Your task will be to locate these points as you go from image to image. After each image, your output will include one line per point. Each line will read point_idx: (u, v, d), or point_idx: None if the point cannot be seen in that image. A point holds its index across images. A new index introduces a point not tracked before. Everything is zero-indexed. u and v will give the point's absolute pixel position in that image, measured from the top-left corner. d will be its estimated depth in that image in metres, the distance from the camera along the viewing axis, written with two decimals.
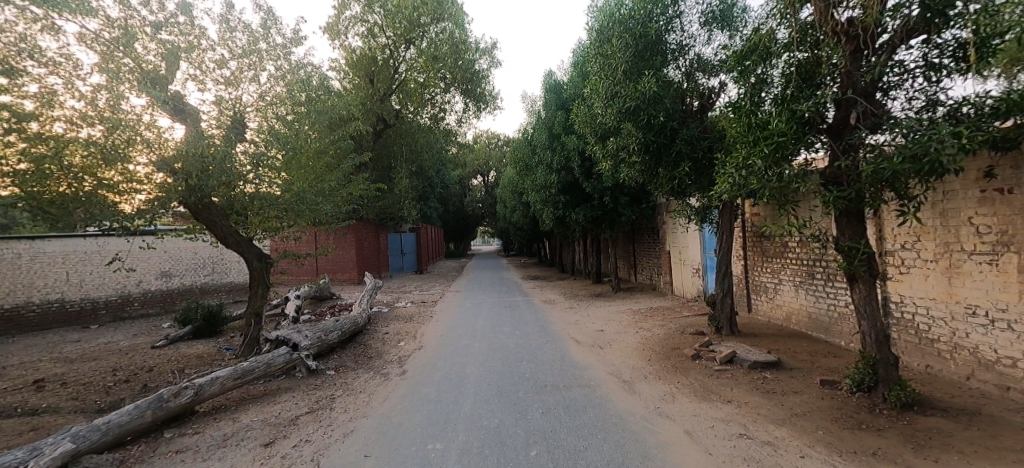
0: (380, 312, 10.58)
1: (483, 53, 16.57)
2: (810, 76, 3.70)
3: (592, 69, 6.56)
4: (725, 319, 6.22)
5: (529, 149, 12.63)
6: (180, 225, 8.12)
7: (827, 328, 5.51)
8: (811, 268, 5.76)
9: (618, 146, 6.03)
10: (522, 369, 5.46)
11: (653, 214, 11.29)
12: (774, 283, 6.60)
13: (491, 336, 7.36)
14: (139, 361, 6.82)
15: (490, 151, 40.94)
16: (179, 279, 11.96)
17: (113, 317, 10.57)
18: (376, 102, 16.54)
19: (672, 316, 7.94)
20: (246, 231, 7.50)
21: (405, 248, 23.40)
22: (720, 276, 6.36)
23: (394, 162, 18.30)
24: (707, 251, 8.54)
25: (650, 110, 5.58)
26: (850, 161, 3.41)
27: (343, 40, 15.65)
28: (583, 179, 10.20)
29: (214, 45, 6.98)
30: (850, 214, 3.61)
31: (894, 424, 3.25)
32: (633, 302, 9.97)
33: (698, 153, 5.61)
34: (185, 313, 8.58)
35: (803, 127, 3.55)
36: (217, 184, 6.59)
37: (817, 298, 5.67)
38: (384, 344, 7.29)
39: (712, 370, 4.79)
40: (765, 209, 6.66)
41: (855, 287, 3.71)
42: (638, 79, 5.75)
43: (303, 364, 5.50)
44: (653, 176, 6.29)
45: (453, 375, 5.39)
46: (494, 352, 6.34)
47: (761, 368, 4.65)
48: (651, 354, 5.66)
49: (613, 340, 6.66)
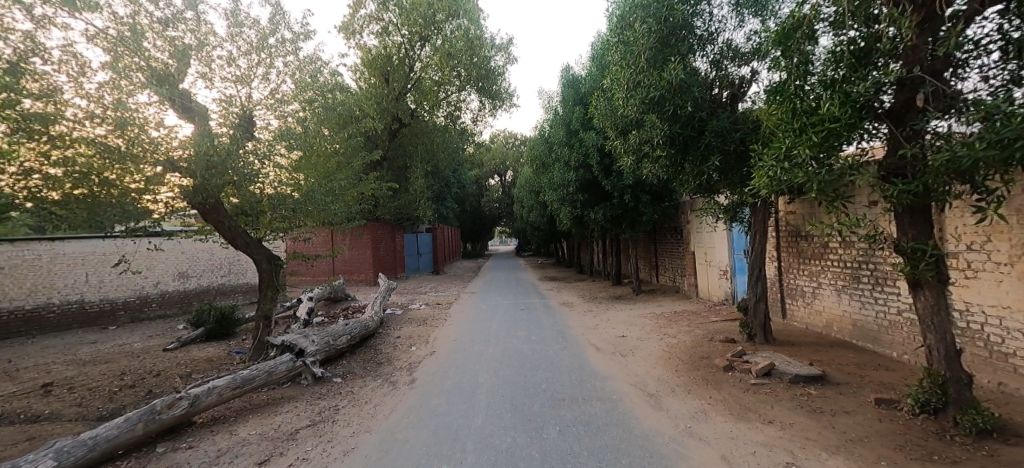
0: (394, 314, 10.37)
1: (499, 49, 16.27)
2: (866, 54, 3.23)
3: (612, 59, 6.17)
4: (759, 325, 5.74)
5: (545, 146, 12.25)
6: (191, 226, 8.03)
7: (876, 338, 4.99)
8: (856, 271, 5.25)
9: (641, 140, 5.61)
10: (537, 379, 5.10)
11: (676, 213, 10.78)
12: (812, 287, 6.08)
13: (506, 341, 7.03)
14: (149, 365, 6.73)
15: (507, 151, 40.65)
16: (196, 280, 12.00)
17: (131, 318, 10.66)
18: (391, 101, 16.42)
19: (698, 321, 7.46)
20: (258, 233, 7.40)
21: (422, 249, 23.30)
22: (753, 280, 5.88)
23: (410, 162, 18.16)
24: (736, 251, 8.03)
25: (676, 100, 5.15)
26: (916, 149, 2.93)
27: (358, 39, 15.57)
28: (602, 176, 9.78)
29: (222, 42, 6.84)
30: (915, 211, 3.13)
31: (972, 455, 2.78)
32: (656, 305, 9.50)
33: (729, 146, 5.13)
34: (198, 315, 8.52)
35: (859, 111, 3.08)
36: (226, 184, 6.44)
37: (864, 304, 5.16)
38: (395, 349, 7.03)
39: (747, 383, 4.34)
40: (802, 206, 6.14)
41: (919, 294, 3.23)
42: (662, 67, 5.32)
43: (309, 371, 5.30)
44: (678, 172, 5.85)
45: (464, 385, 5.08)
46: (509, 359, 6.00)
47: (803, 383, 4.19)
48: (678, 364, 5.23)
49: (635, 348, 6.24)
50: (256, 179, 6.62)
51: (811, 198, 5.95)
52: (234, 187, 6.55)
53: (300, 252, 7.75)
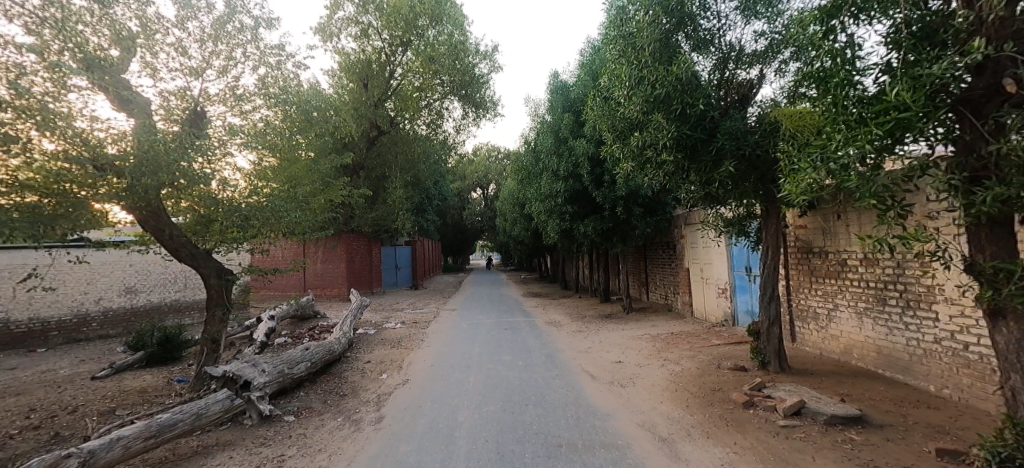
0: (366, 334, 9.49)
1: (483, 57, 15.78)
2: (932, 34, 2.72)
3: (609, 56, 5.65)
4: (773, 352, 5.15)
5: (531, 155, 11.68)
6: (132, 236, 7.05)
7: (907, 368, 4.44)
8: (882, 292, 4.73)
9: (644, 143, 5.04)
10: (528, 417, 4.35)
11: (669, 227, 10.28)
12: (827, 309, 5.55)
13: (490, 368, 6.26)
14: (68, 398, 5.68)
15: (490, 164, 40.16)
16: (145, 295, 10.90)
17: (66, 339, 9.46)
18: (369, 107, 15.68)
19: (699, 344, 6.86)
20: (203, 242, 6.34)
21: (401, 262, 22.33)
22: (765, 300, 5.31)
23: (389, 171, 17.38)
24: (736, 268, 7.56)
25: (686, 98, 4.63)
26: (1006, 147, 2.37)
27: (335, 41, 14.86)
28: (592, 187, 9.22)
29: (171, 27, 6.04)
30: (996, 224, 2.56)
31: None
32: (650, 326, 8.87)
33: (745, 149, 4.59)
34: (138, 337, 7.48)
35: (931, 99, 2.52)
36: (169, 186, 5.56)
37: (892, 329, 4.62)
38: (363, 377, 6.18)
39: (776, 426, 3.68)
40: (815, 220, 5.65)
41: (999, 325, 2.64)
42: (669, 62, 4.81)
43: (255, 409, 4.43)
44: (684, 181, 5.30)
45: (441, 424, 4.28)
46: (494, 391, 5.23)
47: (841, 425, 3.56)
48: (688, 398, 4.57)
49: (635, 376, 5.55)
50: (205, 181, 5.76)
51: (825, 211, 5.46)
52: (178, 189, 5.67)
53: (256, 265, 6.85)
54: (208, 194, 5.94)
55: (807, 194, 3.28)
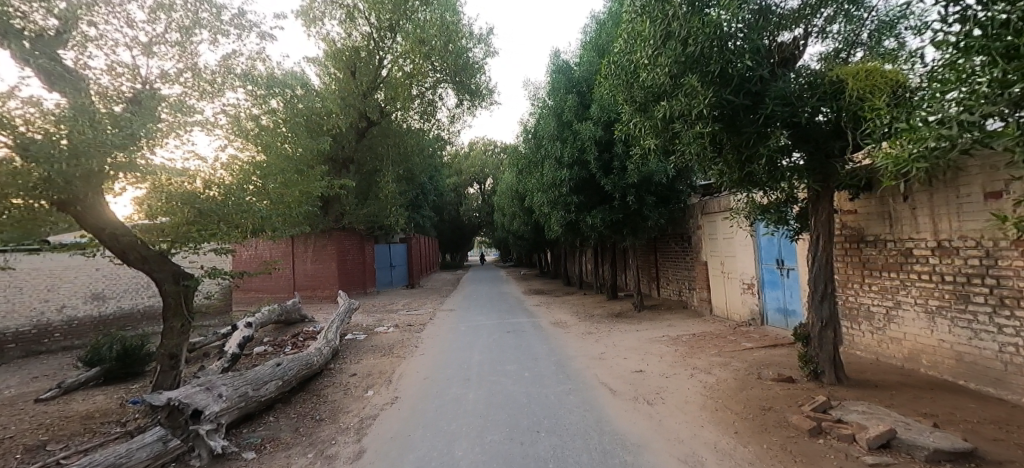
0: (355, 340, 8.70)
1: (477, 41, 14.89)
2: None
3: (624, 15, 4.81)
4: (827, 360, 4.34)
5: (531, 143, 10.85)
6: (80, 239, 6.21)
7: (1000, 381, 3.63)
8: (963, 288, 3.91)
9: (673, 113, 4.23)
10: (539, 449, 3.53)
11: (683, 217, 9.49)
12: (885, 308, 4.74)
13: (492, 381, 5.45)
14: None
15: (487, 158, 39.28)
16: (114, 302, 10.10)
17: (25, 353, 8.50)
18: (357, 96, 14.79)
19: (728, 348, 6.07)
20: (151, 239, 5.39)
21: (396, 260, 21.50)
22: (816, 299, 4.48)
23: (381, 164, 16.50)
24: (764, 261, 6.84)
25: (727, 55, 3.82)
26: None
27: (319, 27, 13.97)
28: (600, 175, 8.41)
29: None
30: None
31: None
32: (666, 326, 8.08)
33: (800, 116, 3.76)
34: (94, 351, 6.65)
35: None
36: (109, 178, 4.66)
37: (977, 333, 3.80)
38: (346, 395, 5.36)
39: (861, 464, 2.86)
40: (869, 203, 4.84)
41: None
42: (704, 12, 3.99)
43: (204, 446, 3.66)
44: (716, 159, 4.49)
45: (432, 461, 3.44)
46: (498, 413, 4.40)
47: (949, 464, 2.74)
48: (735, 422, 3.74)
49: (662, 389, 4.74)
50: (153, 171, 4.88)
51: (882, 192, 4.65)
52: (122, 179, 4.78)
53: (221, 267, 5.95)
54: (161, 184, 5.08)
55: (917, 160, 2.44)
